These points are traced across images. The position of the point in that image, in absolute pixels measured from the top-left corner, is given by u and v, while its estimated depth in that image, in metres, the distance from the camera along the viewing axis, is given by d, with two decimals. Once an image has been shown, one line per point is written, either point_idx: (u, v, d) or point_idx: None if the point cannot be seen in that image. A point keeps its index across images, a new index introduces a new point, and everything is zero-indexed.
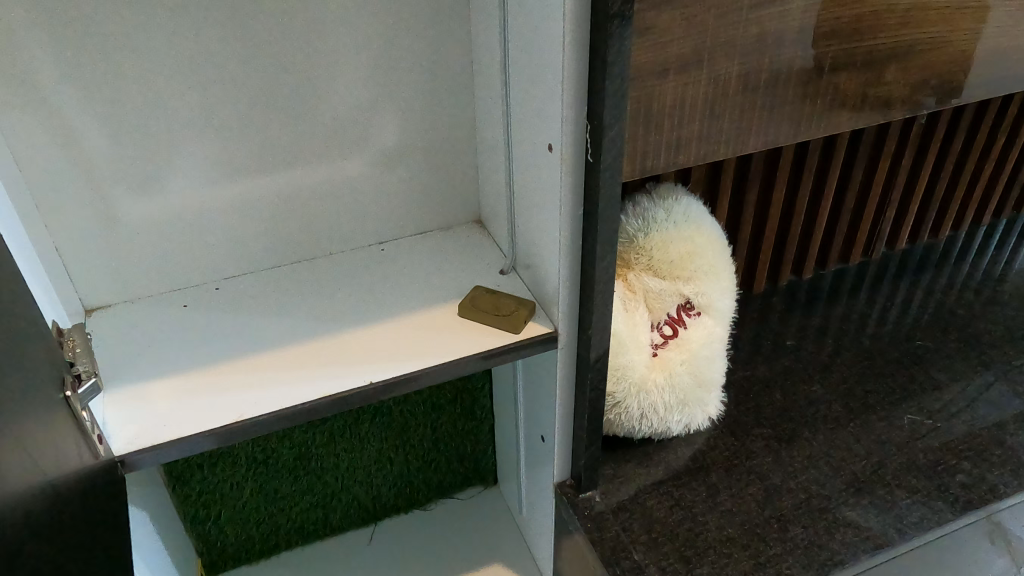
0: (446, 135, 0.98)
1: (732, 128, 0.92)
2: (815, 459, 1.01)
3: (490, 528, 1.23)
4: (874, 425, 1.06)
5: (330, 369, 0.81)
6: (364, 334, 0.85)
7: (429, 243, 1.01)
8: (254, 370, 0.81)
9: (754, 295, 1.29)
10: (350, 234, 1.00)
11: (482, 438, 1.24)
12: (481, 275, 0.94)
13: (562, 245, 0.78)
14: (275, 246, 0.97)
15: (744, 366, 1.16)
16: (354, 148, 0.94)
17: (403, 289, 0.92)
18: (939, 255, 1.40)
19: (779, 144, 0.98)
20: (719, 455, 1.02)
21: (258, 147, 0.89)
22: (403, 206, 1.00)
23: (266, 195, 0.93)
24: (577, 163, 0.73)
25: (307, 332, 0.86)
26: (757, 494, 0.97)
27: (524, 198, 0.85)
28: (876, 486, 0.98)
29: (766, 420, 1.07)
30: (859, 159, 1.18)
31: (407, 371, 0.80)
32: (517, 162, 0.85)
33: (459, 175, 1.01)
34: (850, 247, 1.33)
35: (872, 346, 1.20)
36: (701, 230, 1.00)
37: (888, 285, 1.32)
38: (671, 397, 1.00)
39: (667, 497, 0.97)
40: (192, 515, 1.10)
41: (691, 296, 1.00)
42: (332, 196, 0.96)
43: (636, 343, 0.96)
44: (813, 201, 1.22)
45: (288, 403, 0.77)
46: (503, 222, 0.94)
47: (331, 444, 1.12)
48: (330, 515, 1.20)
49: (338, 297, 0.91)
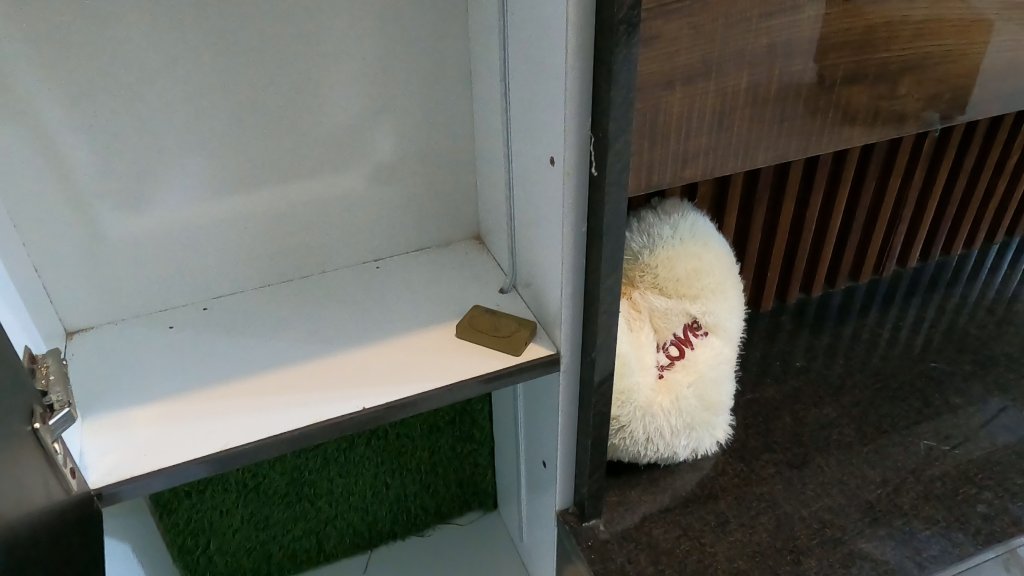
0: (444, 149, 0.94)
1: (740, 143, 0.89)
2: (828, 487, 0.97)
3: (489, 556, 1.18)
4: (890, 451, 1.02)
5: (321, 394, 0.77)
6: (357, 356, 0.82)
7: (426, 261, 0.97)
8: (241, 394, 0.77)
9: (761, 313, 1.25)
10: (344, 251, 0.96)
11: (481, 461, 1.20)
12: (480, 295, 0.90)
13: (565, 264, 0.74)
14: (266, 263, 0.93)
15: (753, 388, 1.12)
16: (349, 162, 0.90)
17: (399, 309, 0.88)
18: (951, 273, 1.36)
19: (789, 159, 0.95)
20: (728, 481, 0.98)
21: (249, 162, 0.86)
22: (399, 222, 0.97)
23: (257, 211, 0.89)
24: (581, 177, 0.69)
25: (298, 354, 0.82)
26: (768, 523, 0.93)
27: (525, 214, 0.81)
28: (892, 516, 0.94)
29: (777, 445, 1.03)
30: (870, 174, 1.15)
31: (401, 397, 0.77)
32: (517, 177, 0.81)
33: (457, 190, 0.98)
34: (860, 264, 1.29)
35: (884, 367, 1.16)
36: (708, 248, 0.96)
37: (900, 304, 1.28)
38: (678, 421, 0.96)
39: (674, 526, 0.93)
40: (179, 543, 1.05)
41: (698, 315, 0.97)
42: (324, 212, 0.93)
43: (642, 364, 0.92)
44: (823, 217, 1.18)
45: (277, 431, 0.73)
46: (502, 238, 0.91)
47: (325, 468, 1.08)
48: (323, 542, 1.16)
49: (332, 318, 0.87)
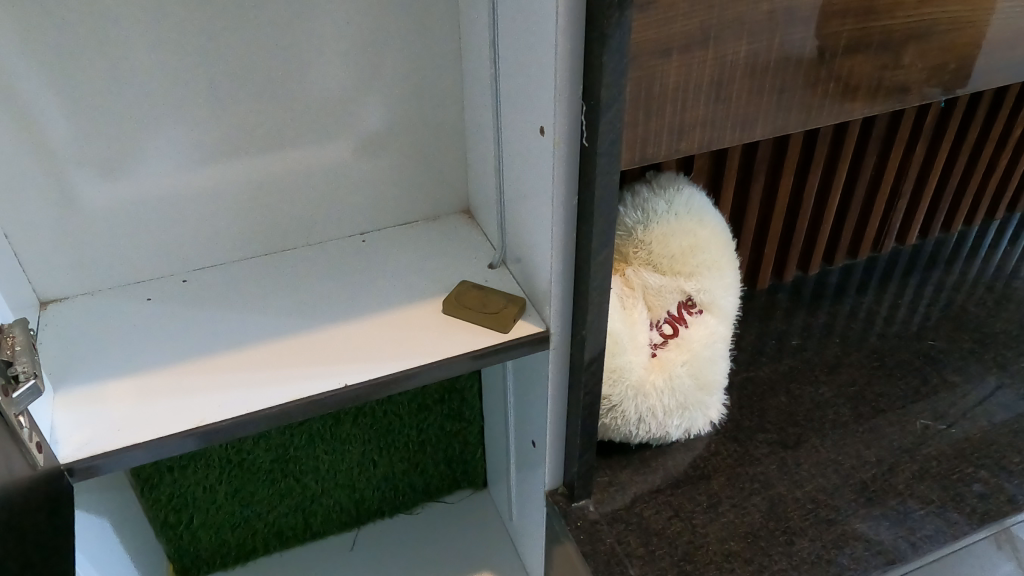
0: (433, 119, 0.91)
1: (738, 114, 0.86)
2: (822, 467, 0.96)
3: (479, 535, 1.17)
4: (886, 431, 1.00)
5: (303, 369, 0.75)
6: (340, 332, 0.79)
7: (414, 234, 0.95)
8: (219, 370, 0.75)
9: (757, 291, 1.23)
10: (329, 224, 0.93)
11: (471, 439, 1.18)
12: (468, 270, 0.88)
13: (555, 238, 0.71)
14: (247, 236, 0.90)
15: (748, 367, 1.10)
16: (333, 131, 0.87)
17: (385, 284, 0.85)
18: (950, 250, 1.34)
19: (788, 131, 0.92)
20: (721, 462, 0.96)
21: (229, 130, 0.83)
22: (386, 195, 0.94)
23: (237, 182, 0.86)
24: (572, 147, 0.66)
25: (280, 330, 0.79)
26: (761, 504, 0.91)
27: (514, 186, 0.79)
28: (887, 496, 0.92)
29: (771, 425, 1.01)
30: (870, 149, 1.12)
31: (385, 374, 0.74)
32: (507, 147, 0.78)
33: (447, 162, 0.95)
34: (859, 241, 1.27)
35: (881, 345, 1.14)
36: (704, 223, 0.94)
37: (898, 282, 1.26)
38: (671, 400, 0.94)
39: (665, 506, 0.91)
40: (162, 519, 1.04)
41: (693, 293, 0.94)
42: (309, 182, 0.90)
43: (634, 342, 0.90)
44: (821, 193, 1.16)
45: (257, 407, 0.71)
46: (492, 212, 0.88)
47: (311, 445, 1.06)
48: (310, 519, 1.14)
49: (315, 292, 0.85)
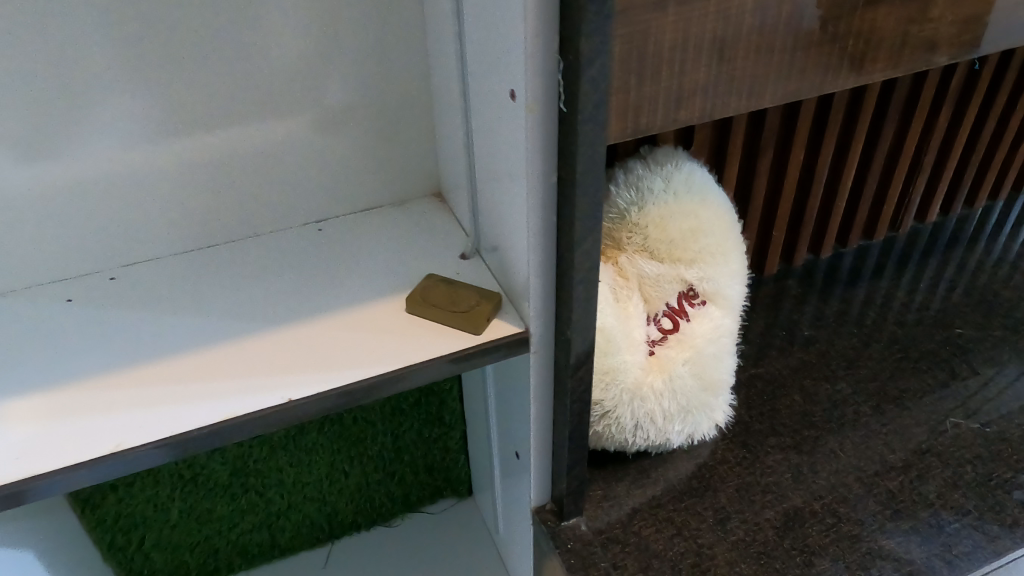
0: (401, 91, 0.79)
1: (746, 78, 0.75)
2: (843, 475, 0.85)
3: (464, 549, 1.06)
4: (911, 432, 0.90)
5: (241, 381, 0.64)
6: (288, 337, 0.68)
7: (379, 221, 0.83)
8: (143, 384, 0.64)
9: (765, 277, 1.12)
10: (281, 212, 0.82)
11: (452, 445, 1.08)
12: (438, 261, 0.77)
13: (532, 223, 0.61)
14: (186, 228, 0.79)
15: (756, 362, 0.99)
16: (284, 107, 0.76)
17: (343, 280, 0.75)
18: (974, 228, 1.23)
19: (802, 97, 0.81)
20: (728, 471, 0.86)
21: (154, 106, 0.71)
22: (346, 179, 0.83)
23: (169, 166, 0.75)
24: (547, 114, 0.55)
25: (219, 335, 0.69)
26: (774, 520, 0.81)
27: (486, 164, 0.68)
28: (917, 508, 0.82)
29: (783, 428, 0.90)
30: (889, 117, 1.01)
31: (337, 386, 0.64)
32: (477, 118, 0.67)
33: (417, 140, 0.83)
34: (876, 221, 1.16)
35: (904, 334, 1.03)
36: (706, 203, 0.83)
37: (919, 264, 1.15)
38: (671, 404, 0.83)
39: (668, 524, 0.81)
40: (109, 541, 0.94)
41: (694, 282, 0.84)
42: (255, 166, 0.78)
43: (629, 340, 0.79)
44: (835, 168, 1.04)
45: (184, 427, 0.60)
46: (464, 195, 0.77)
47: (273, 456, 0.96)
48: (277, 535, 1.04)
49: (263, 289, 0.74)
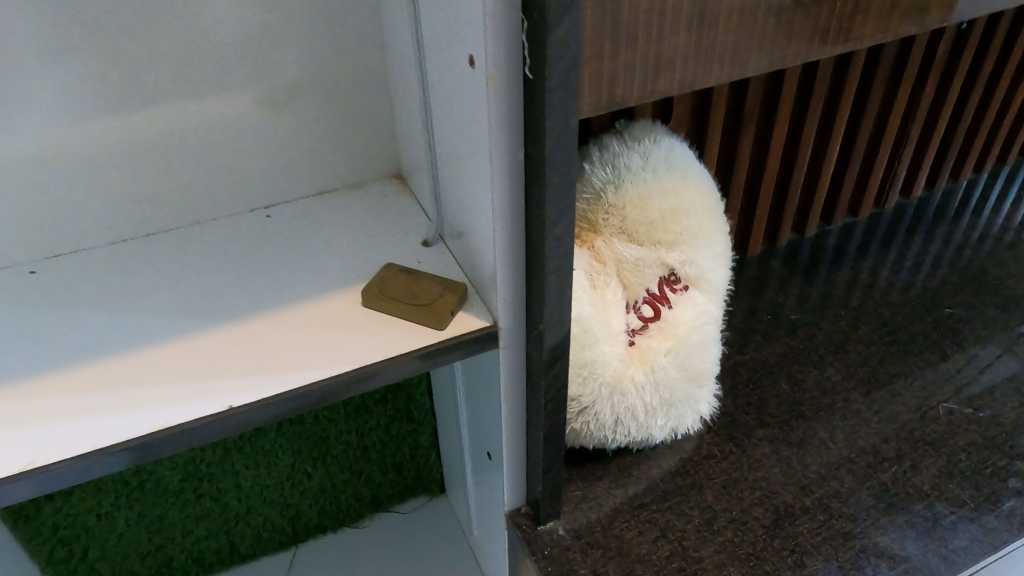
0: (353, 64, 0.72)
1: (729, 42, 0.68)
2: (834, 467, 0.80)
3: (435, 550, 1.01)
4: (905, 420, 0.85)
5: (175, 387, 0.57)
6: (231, 336, 0.62)
7: (334, 206, 0.77)
8: (62, 392, 0.57)
9: (747, 258, 1.06)
10: (225, 198, 0.75)
11: (422, 442, 1.02)
12: (397, 249, 0.70)
13: (497, 207, 0.54)
14: (117, 217, 0.71)
15: (741, 348, 0.94)
16: (222, 82, 0.68)
17: (292, 272, 0.68)
18: (960, 202, 1.18)
19: (786, 66, 0.75)
20: (714, 467, 0.81)
21: (71, 81, 0.63)
22: (296, 161, 0.75)
23: (92, 149, 0.67)
24: (511, 83, 0.49)
25: (152, 335, 0.62)
26: (764, 518, 0.76)
27: (447, 140, 0.61)
28: (912, 500, 0.77)
29: (771, 418, 0.86)
30: (875, 87, 0.96)
31: (282, 390, 0.57)
32: (435, 90, 0.60)
33: (374, 118, 0.76)
34: (861, 197, 1.11)
35: (893, 316, 0.99)
36: (687, 181, 0.77)
37: (906, 241, 1.11)
38: (653, 397, 0.78)
39: (651, 525, 0.76)
40: (49, 551, 0.89)
41: (675, 266, 0.78)
42: (194, 149, 0.70)
43: (606, 330, 0.74)
44: (820, 142, 0.99)
45: (107, 441, 0.53)
46: (426, 176, 0.71)
47: (228, 460, 0.90)
48: (237, 542, 0.98)
49: (204, 283, 0.67)
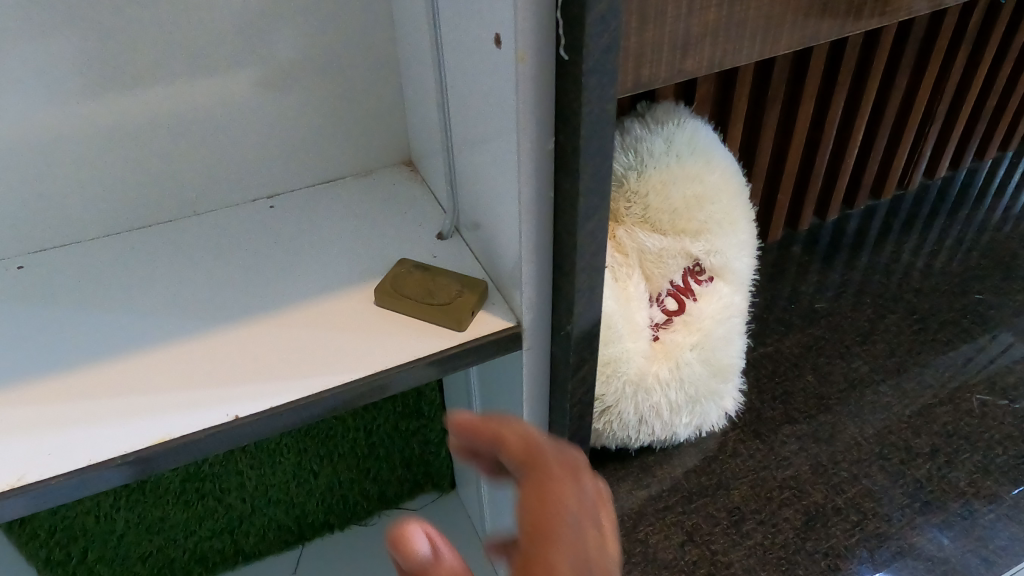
0: (361, 42, 0.67)
1: (760, 19, 0.61)
2: (866, 464, 0.77)
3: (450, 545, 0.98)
4: (937, 413, 0.82)
5: (177, 395, 0.53)
6: (235, 338, 0.58)
7: (341, 196, 0.72)
8: (53, 401, 0.53)
9: (767, 244, 1.02)
10: (225, 188, 0.70)
11: (433, 439, 0.98)
12: (409, 241, 0.66)
13: (524, 199, 0.50)
14: (110, 208, 0.67)
15: (764, 340, 0.91)
16: (217, 64, 0.63)
17: (300, 268, 0.64)
18: (986, 182, 1.14)
19: (819, 43, 0.68)
20: (741, 466, 0.77)
21: (55, 61, 0.58)
22: (300, 148, 0.71)
23: (80, 134, 0.62)
24: (541, 64, 0.44)
25: (150, 338, 0.57)
26: (794, 519, 0.72)
27: (465, 126, 0.57)
28: (948, 498, 0.74)
29: (797, 413, 0.82)
30: (904, 64, 0.91)
31: (292, 398, 0.53)
32: (451, 72, 0.56)
33: (382, 100, 0.71)
34: (884, 179, 1.06)
35: (921, 303, 0.95)
36: (712, 166, 0.73)
37: (931, 224, 1.07)
38: (678, 395, 0.74)
39: (677, 529, 0.72)
40: (46, 554, 0.85)
41: (700, 256, 0.74)
42: (191, 136, 0.66)
43: (630, 325, 0.70)
44: (845, 122, 0.94)
45: (102, 456, 0.49)
46: (439, 163, 0.66)
47: (230, 459, 0.86)
48: (240, 542, 0.94)
49: (205, 280, 0.63)
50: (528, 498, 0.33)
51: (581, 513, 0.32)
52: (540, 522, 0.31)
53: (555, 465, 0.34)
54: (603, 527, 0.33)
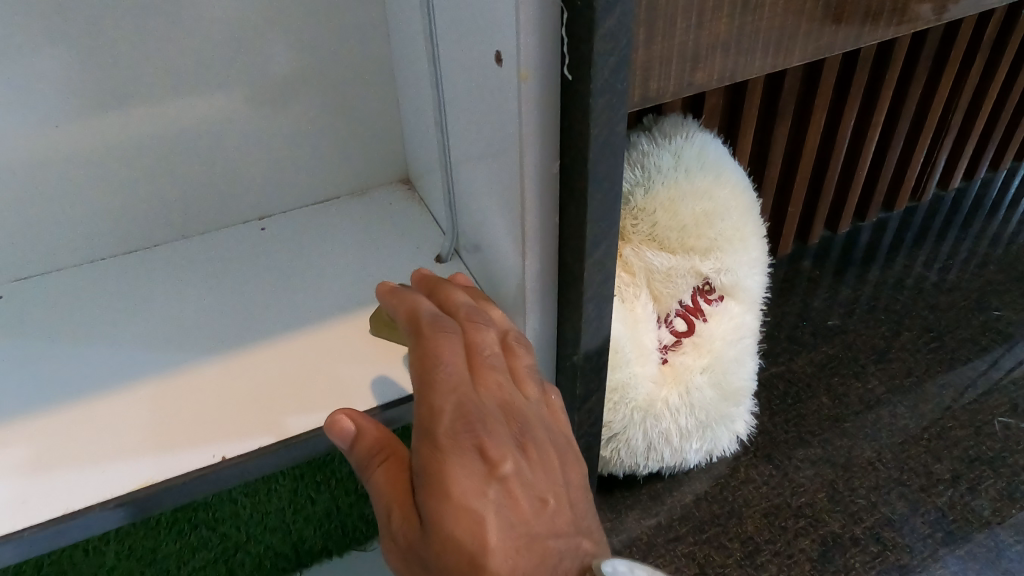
0: (356, 57, 0.64)
1: (774, 29, 0.56)
2: (884, 491, 0.74)
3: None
4: (957, 436, 0.79)
5: (160, 434, 0.50)
6: (223, 372, 0.55)
7: (337, 217, 0.70)
8: (28, 442, 0.50)
9: (777, 258, 0.99)
10: (214, 209, 0.67)
11: None
12: (407, 265, 0.63)
13: (528, 223, 0.47)
14: (94, 232, 0.64)
15: (776, 359, 0.87)
16: (206, 81, 0.60)
17: (295, 295, 0.61)
18: (1001, 193, 1.12)
19: (831, 54, 0.63)
20: (753, 493, 0.75)
21: (34, 82, 0.55)
22: (293, 165, 0.68)
23: (61, 157, 0.59)
24: (546, 83, 0.42)
25: (134, 372, 0.55)
26: (811, 549, 0.69)
27: (464, 146, 0.54)
28: (972, 528, 0.71)
29: (811, 437, 0.79)
30: (919, 72, 0.88)
31: (284, 435, 0.50)
32: (449, 89, 0.53)
33: (379, 116, 0.68)
34: (897, 190, 1.03)
35: (938, 319, 0.92)
36: (722, 181, 0.70)
37: (946, 236, 1.04)
38: (688, 419, 0.71)
39: (689, 561, 0.69)
40: None
41: (710, 275, 0.71)
42: (179, 156, 0.63)
43: (638, 348, 0.67)
44: (857, 132, 0.92)
45: (81, 502, 0.46)
46: (438, 183, 0.64)
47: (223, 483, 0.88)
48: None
49: (193, 308, 0.60)
50: (417, 355, 0.41)
51: (465, 362, 0.40)
52: (426, 360, 0.40)
53: (432, 324, 0.42)
54: (504, 373, 0.41)
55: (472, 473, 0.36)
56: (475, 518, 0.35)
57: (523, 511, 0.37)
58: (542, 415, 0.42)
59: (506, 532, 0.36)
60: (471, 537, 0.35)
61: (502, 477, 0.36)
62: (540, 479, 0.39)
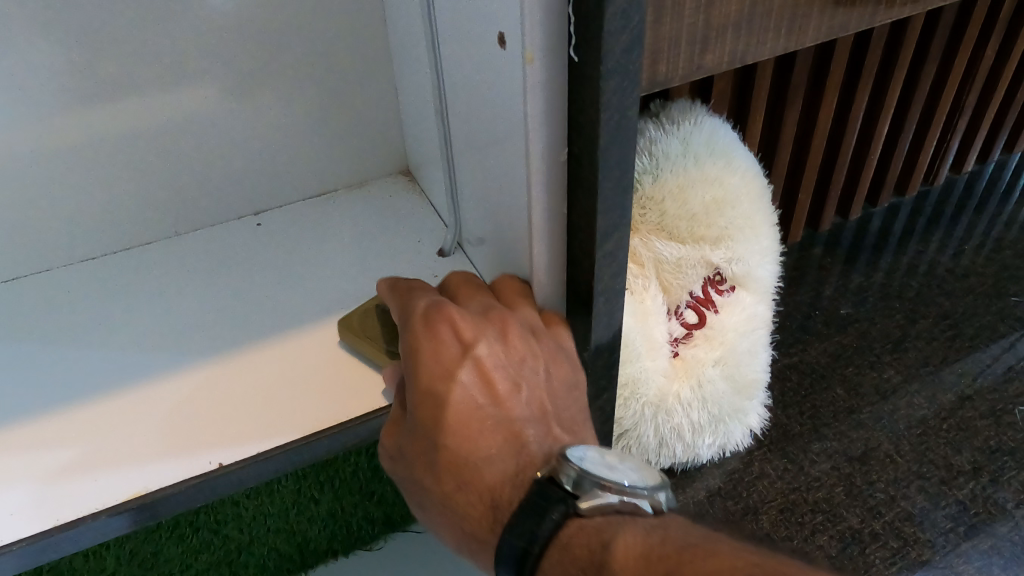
0: (352, 44, 0.62)
1: (788, 9, 0.54)
2: (903, 485, 0.73)
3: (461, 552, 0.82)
4: (977, 427, 0.78)
5: (155, 440, 0.48)
6: (218, 374, 0.53)
7: (335, 210, 0.67)
8: (16, 451, 0.47)
9: (787, 246, 0.97)
10: (208, 204, 0.65)
11: None
12: (409, 259, 0.61)
13: (533, 216, 0.45)
14: (84, 230, 0.61)
15: (789, 350, 0.85)
16: (197, 71, 0.58)
17: (293, 292, 0.59)
18: (1014, 176, 1.09)
19: (845, 34, 0.61)
20: (769, 488, 0.73)
21: (17, 76, 0.52)
22: (288, 157, 0.66)
23: (48, 153, 0.56)
24: (552, 65, 0.39)
25: (128, 376, 0.53)
26: (830, 546, 0.68)
27: (466, 135, 0.52)
28: (996, 521, 0.70)
29: (827, 429, 0.77)
30: (933, 52, 0.85)
31: (283, 441, 0.48)
32: (449, 75, 0.51)
33: (377, 106, 0.66)
34: (909, 175, 1.01)
35: (954, 305, 0.90)
36: (733, 167, 0.67)
37: (960, 221, 1.01)
38: (700, 414, 0.69)
39: None
40: None
41: (720, 265, 0.68)
42: (170, 149, 0.61)
43: (648, 342, 0.65)
44: (869, 115, 0.89)
45: (73, 514, 0.44)
46: (439, 175, 0.61)
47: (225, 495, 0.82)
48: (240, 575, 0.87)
49: (189, 308, 0.58)
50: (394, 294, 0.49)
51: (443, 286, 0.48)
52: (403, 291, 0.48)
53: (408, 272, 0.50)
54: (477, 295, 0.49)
55: (446, 358, 0.44)
56: (442, 396, 0.43)
57: (492, 394, 0.44)
58: (532, 323, 0.48)
59: (473, 404, 0.44)
60: (437, 413, 0.43)
61: (472, 357, 0.44)
62: (519, 370, 0.45)
